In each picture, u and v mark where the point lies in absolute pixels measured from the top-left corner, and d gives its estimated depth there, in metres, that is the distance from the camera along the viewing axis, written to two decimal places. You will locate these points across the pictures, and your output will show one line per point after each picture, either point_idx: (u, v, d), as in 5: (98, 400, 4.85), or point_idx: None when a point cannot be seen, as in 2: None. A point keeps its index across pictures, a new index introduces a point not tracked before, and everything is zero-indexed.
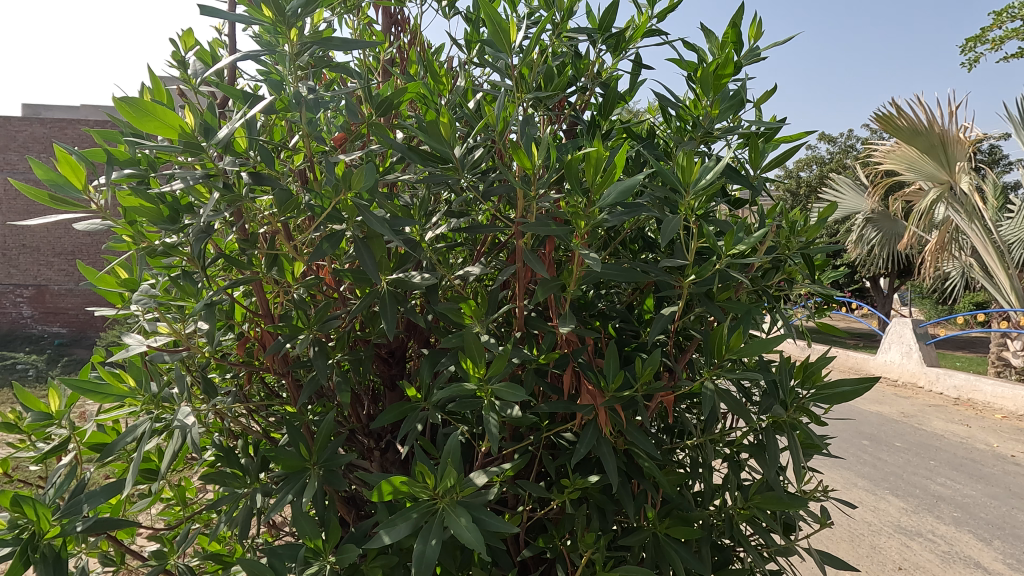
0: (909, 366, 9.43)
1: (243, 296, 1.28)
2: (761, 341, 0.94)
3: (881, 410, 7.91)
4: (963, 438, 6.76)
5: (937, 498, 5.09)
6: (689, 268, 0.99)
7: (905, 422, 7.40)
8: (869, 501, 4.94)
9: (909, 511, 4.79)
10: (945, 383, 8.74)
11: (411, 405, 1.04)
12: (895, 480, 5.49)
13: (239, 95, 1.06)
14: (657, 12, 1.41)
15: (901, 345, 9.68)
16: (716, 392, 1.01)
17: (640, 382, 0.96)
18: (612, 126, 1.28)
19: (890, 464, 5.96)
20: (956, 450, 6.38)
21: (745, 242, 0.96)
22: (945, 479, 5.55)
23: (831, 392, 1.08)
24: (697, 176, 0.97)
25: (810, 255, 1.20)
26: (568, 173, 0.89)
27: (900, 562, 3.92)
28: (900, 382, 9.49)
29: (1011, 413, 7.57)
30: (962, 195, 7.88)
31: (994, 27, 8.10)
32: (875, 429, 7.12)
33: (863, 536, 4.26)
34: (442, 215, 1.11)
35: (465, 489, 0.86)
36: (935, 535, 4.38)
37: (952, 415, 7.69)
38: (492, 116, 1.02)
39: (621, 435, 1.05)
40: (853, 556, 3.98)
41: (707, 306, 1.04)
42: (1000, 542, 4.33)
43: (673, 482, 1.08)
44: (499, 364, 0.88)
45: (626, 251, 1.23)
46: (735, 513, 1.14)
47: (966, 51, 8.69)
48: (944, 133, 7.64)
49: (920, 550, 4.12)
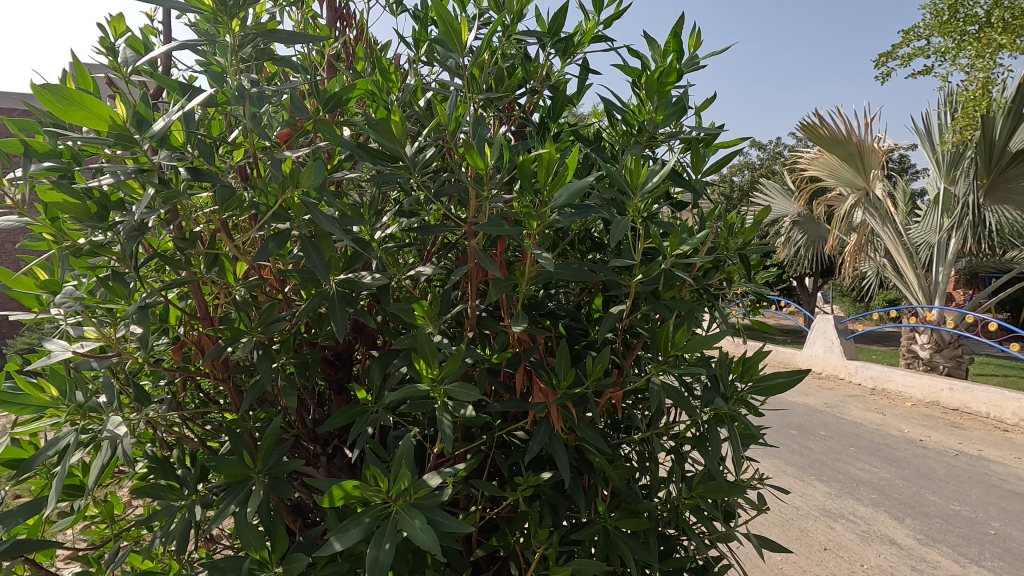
0: (832, 359, 10.14)
1: (179, 297, 1.21)
2: (704, 338, 0.98)
3: (808, 401, 8.47)
4: (879, 425, 7.32)
5: (858, 482, 5.48)
6: (637, 268, 1.01)
7: (828, 412, 7.95)
8: (798, 487, 5.28)
9: (832, 495, 5.15)
10: (863, 374, 9.47)
11: (360, 408, 1.02)
12: (820, 466, 5.88)
13: (175, 86, 1.01)
14: (604, 19, 1.43)
15: (824, 340, 10.43)
16: (662, 387, 1.04)
17: (591, 379, 0.98)
18: (560, 129, 1.30)
19: (816, 451, 6.37)
20: (873, 437, 6.91)
21: (690, 242, 1.00)
22: (865, 464, 5.98)
23: (766, 384, 1.13)
24: (644, 178, 1.00)
25: (746, 255, 1.26)
26: (520, 173, 0.89)
27: (826, 542, 4.23)
28: (824, 374, 10.20)
29: (919, 401, 8.30)
30: (876, 201, 8.57)
31: (903, 44, 8.68)
32: (803, 419, 7.60)
33: (793, 520, 4.56)
34: (392, 214, 1.09)
35: (419, 490, 0.85)
36: (855, 516, 4.72)
37: (869, 404, 8.34)
38: (444, 115, 1.00)
39: (572, 430, 1.06)
40: (785, 538, 4.25)
41: (653, 304, 1.07)
42: (911, 519, 4.72)
43: (622, 475, 1.10)
44: (454, 364, 0.87)
45: (575, 251, 1.26)
46: (680, 503, 1.17)
47: (879, 66, 9.25)
48: (861, 143, 8.45)
49: (843, 530, 4.44)
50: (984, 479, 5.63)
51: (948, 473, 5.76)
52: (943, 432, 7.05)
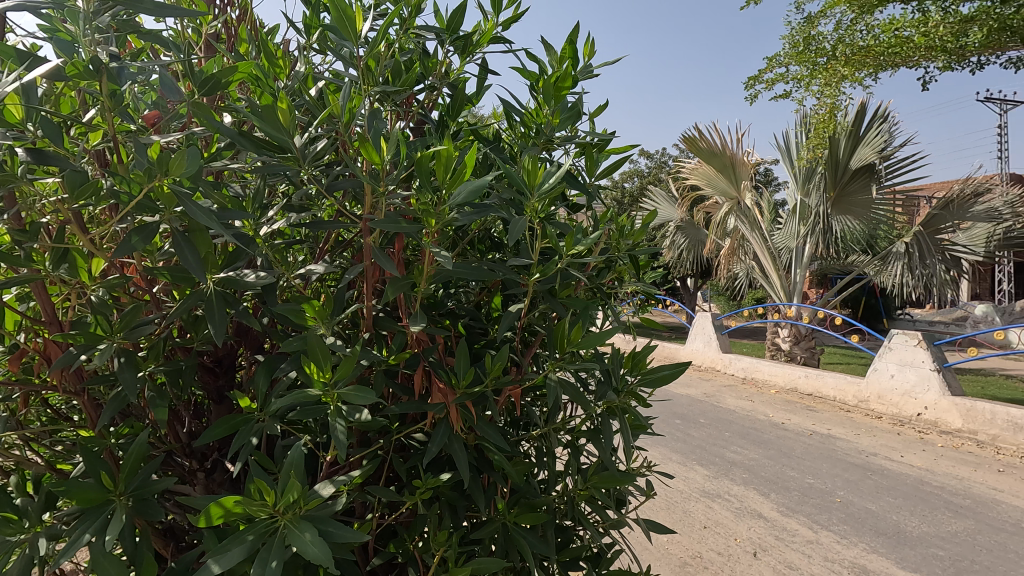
0: (709, 353, 11.11)
1: (18, 299, 1.06)
2: (597, 334, 1.02)
3: (690, 392, 9.23)
4: (749, 411, 8.14)
5: (732, 463, 6.05)
6: (534, 267, 1.04)
7: (707, 401, 8.72)
8: (681, 471, 5.74)
9: (711, 477, 5.65)
10: (735, 366, 10.46)
11: (243, 417, 0.94)
12: (700, 451, 6.43)
13: (11, 54, 0.87)
14: (503, 21, 1.45)
15: (704, 335, 11.40)
16: (559, 383, 1.07)
17: (491, 377, 0.98)
18: (460, 128, 1.29)
19: (697, 438, 6.95)
20: (744, 422, 7.68)
21: (583, 242, 1.03)
22: (737, 447, 6.62)
23: (652, 376, 1.20)
24: (541, 179, 1.02)
25: (636, 256, 1.33)
26: (418, 170, 0.86)
27: (705, 521, 4.64)
28: (703, 366, 11.16)
29: (781, 388, 9.34)
30: (746, 209, 9.53)
31: (767, 70, 9.67)
32: (685, 409, 8.26)
33: (677, 503, 4.95)
34: (279, 209, 1.02)
35: (309, 502, 0.80)
36: (730, 494, 5.22)
37: (741, 393, 9.26)
38: (337, 106, 0.95)
39: (472, 430, 1.05)
40: (669, 521, 4.62)
41: (550, 302, 1.09)
42: (774, 493, 5.30)
43: (521, 471, 1.11)
44: (348, 367, 0.83)
45: (475, 250, 1.26)
46: (576, 495, 1.22)
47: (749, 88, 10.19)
48: (733, 157, 9.34)
49: (720, 509, 4.89)
50: (832, 454, 6.45)
51: (804, 451, 6.54)
52: (800, 415, 7.99)
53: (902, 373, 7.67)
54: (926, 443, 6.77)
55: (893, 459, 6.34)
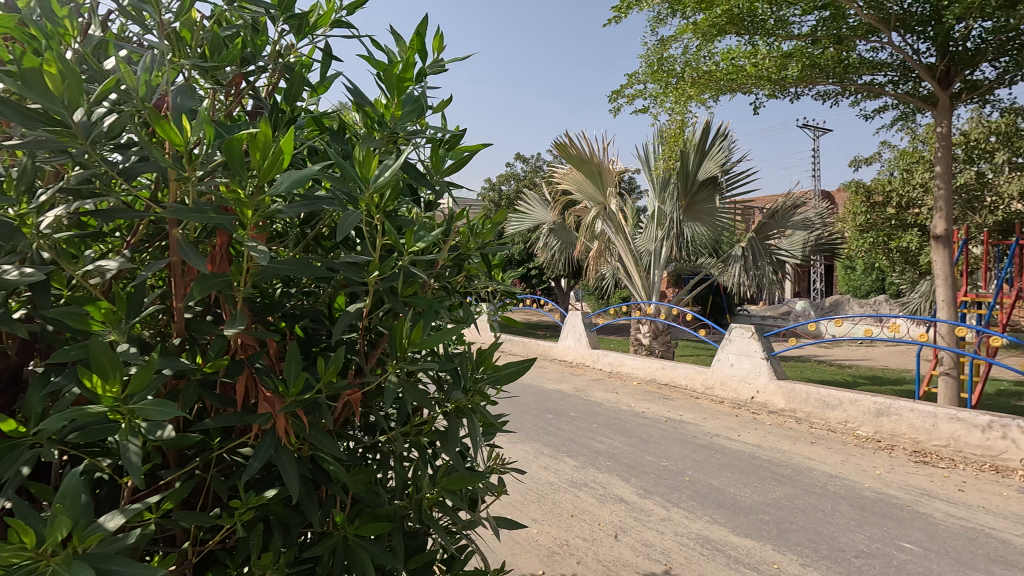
0: (580, 349, 11.78)
1: None
2: (440, 332, 1.00)
3: (562, 388, 9.76)
4: (614, 404, 8.76)
5: (597, 453, 6.48)
6: (373, 265, 0.99)
7: (577, 396, 9.29)
8: (551, 465, 6.08)
9: (579, 467, 5.99)
10: (603, 360, 11.14)
11: (11, 443, 0.80)
12: (569, 443, 6.82)
13: None
14: (346, 5, 1.38)
15: (575, 333, 12.05)
16: (399, 382, 1.04)
17: (323, 382, 0.91)
18: (299, 114, 1.20)
19: (567, 431, 7.37)
20: (609, 413, 8.24)
21: (425, 238, 1.00)
22: (603, 436, 7.11)
23: (500, 372, 1.21)
24: (376, 171, 0.97)
25: (486, 255, 1.32)
26: (227, 154, 0.77)
27: (572, 510, 4.93)
28: (574, 363, 11.82)
29: (642, 379, 10.19)
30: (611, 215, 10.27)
31: (628, 86, 10.34)
32: (558, 404, 8.73)
33: (547, 495, 5.24)
34: (60, 191, 0.87)
35: (87, 539, 0.69)
36: (594, 482, 5.60)
37: (608, 386, 9.98)
38: (129, 75, 0.84)
39: (307, 440, 0.97)
40: (539, 513, 4.89)
41: (392, 300, 1.04)
42: (633, 477, 5.74)
43: (362, 480, 1.06)
44: (140, 378, 0.73)
45: (320, 248, 1.17)
46: (424, 500, 1.18)
47: (613, 101, 10.80)
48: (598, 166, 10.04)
49: (585, 497, 5.24)
50: (683, 437, 7.15)
51: (660, 436, 7.17)
52: (657, 404, 8.74)
53: (740, 361, 8.69)
54: (758, 423, 7.75)
55: (732, 438, 7.17)
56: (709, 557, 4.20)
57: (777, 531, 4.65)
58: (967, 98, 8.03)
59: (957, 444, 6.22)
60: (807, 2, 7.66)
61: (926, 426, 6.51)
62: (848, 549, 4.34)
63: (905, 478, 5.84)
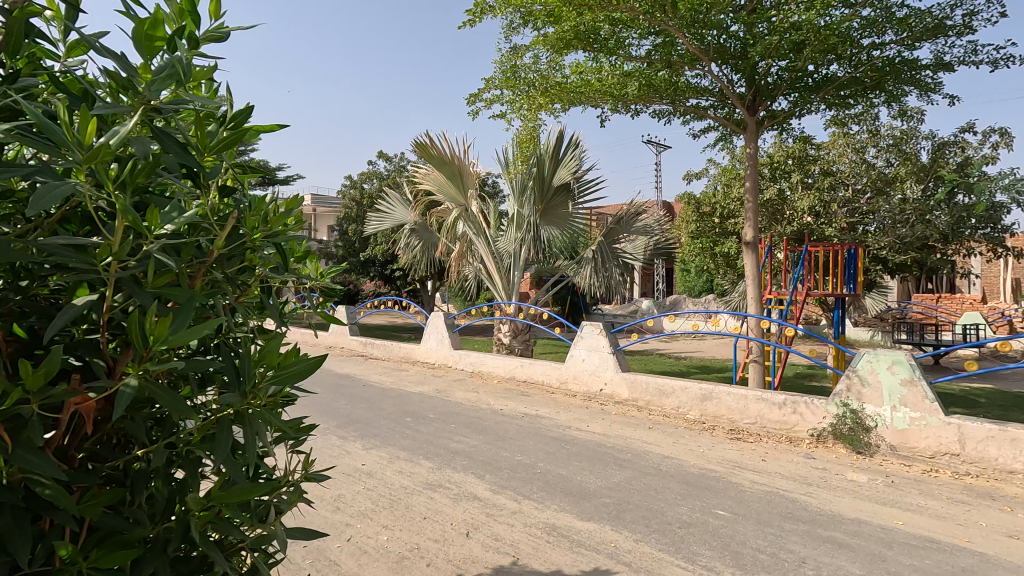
0: (442, 351, 11.74)
1: None
2: (192, 328, 0.95)
3: (422, 391, 9.66)
4: (474, 403, 8.87)
5: (454, 452, 6.49)
6: (104, 247, 1.02)
7: (437, 397, 9.25)
8: (406, 468, 5.96)
9: (434, 469, 5.96)
10: (464, 361, 11.25)
11: None
12: (427, 445, 6.76)
13: None
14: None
15: (437, 334, 11.97)
16: (139, 388, 0.99)
17: (27, 391, 0.94)
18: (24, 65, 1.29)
19: (424, 432, 7.30)
20: (468, 413, 8.32)
21: (167, 216, 1.06)
22: (460, 436, 7.15)
23: (288, 372, 1.13)
24: (90, 134, 1.03)
25: (279, 243, 1.30)
26: None
27: (424, 512, 4.88)
28: (436, 364, 11.77)
29: (502, 378, 10.46)
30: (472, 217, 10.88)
31: (486, 90, 10.51)
32: (417, 407, 8.63)
33: (400, 500, 5.13)
34: None
35: None
36: (449, 482, 5.59)
37: (468, 386, 10.10)
38: None
39: (17, 467, 0.99)
40: (390, 519, 4.75)
41: (134, 293, 1.05)
42: (488, 474, 5.84)
43: (94, 507, 1.07)
44: None
45: (66, 229, 1.15)
46: (196, 517, 1.13)
47: (471, 104, 10.90)
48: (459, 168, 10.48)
49: (438, 497, 5.20)
50: (537, 431, 7.45)
51: (515, 432, 7.38)
52: (515, 402, 9.01)
53: (590, 356, 9.26)
54: (605, 413, 8.34)
55: (581, 429, 7.62)
56: (554, 543, 4.40)
57: (616, 511, 5.02)
58: (768, 125, 9.40)
59: (762, 420, 7.24)
60: (642, 28, 8.47)
61: (739, 406, 7.48)
62: (674, 521, 4.82)
63: (722, 453, 6.65)
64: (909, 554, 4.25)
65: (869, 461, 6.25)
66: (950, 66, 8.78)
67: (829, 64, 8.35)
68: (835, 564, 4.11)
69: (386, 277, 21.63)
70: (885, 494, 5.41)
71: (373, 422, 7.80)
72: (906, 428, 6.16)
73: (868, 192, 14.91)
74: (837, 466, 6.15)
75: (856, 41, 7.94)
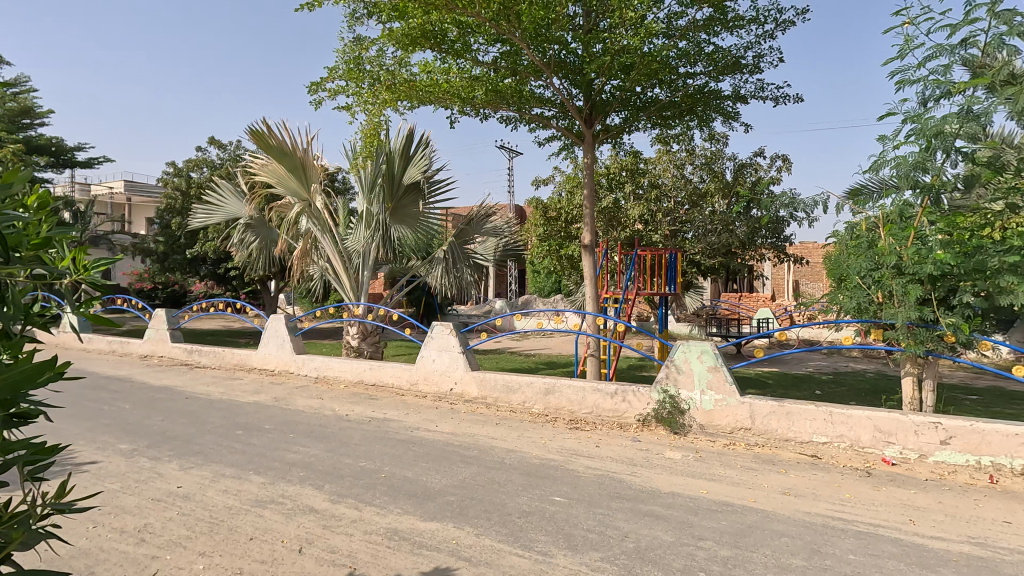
0: (282, 356, 10.87)
1: None
2: None
3: (258, 400, 8.87)
4: (316, 410, 8.35)
5: (290, 464, 6.05)
6: None
7: (275, 407, 8.55)
8: (233, 486, 5.41)
9: (266, 484, 5.48)
10: (307, 366, 10.54)
11: None
12: (259, 459, 6.19)
13: None
14: None
15: (276, 339, 11.06)
16: None
17: None
18: None
19: (257, 445, 6.69)
20: (309, 421, 7.81)
21: None
22: (299, 446, 6.68)
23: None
24: None
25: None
26: None
27: (251, 533, 4.46)
28: (276, 371, 10.88)
29: (349, 382, 10.01)
30: (317, 211, 10.72)
31: (329, 81, 10.00)
32: (250, 418, 7.89)
33: (222, 522, 4.63)
34: None
35: None
36: (282, 497, 5.18)
37: (311, 393, 9.51)
38: None
39: None
40: (209, 545, 4.26)
41: None
42: (328, 484, 5.53)
43: None
44: None
45: None
46: None
47: (313, 93, 10.30)
48: (302, 158, 10.40)
49: (269, 514, 4.79)
50: (384, 435, 7.24)
51: (360, 437, 7.09)
52: (362, 406, 8.67)
53: (440, 357, 9.22)
54: (454, 413, 8.39)
55: (430, 429, 7.57)
56: (394, 547, 4.30)
57: (459, 508, 5.06)
58: (603, 138, 10.24)
59: (597, 410, 7.84)
60: (488, 34, 8.70)
61: (578, 398, 8.01)
62: (514, 512, 5.00)
63: (562, 443, 7.06)
64: (710, 518, 4.90)
65: (683, 440, 7.08)
66: (745, 99, 10.33)
67: (652, 87, 9.33)
68: (652, 533, 4.59)
69: (219, 277, 19.49)
70: (695, 467, 6.18)
71: (194, 438, 6.94)
72: (712, 408, 7.09)
73: (686, 204, 16.98)
74: (658, 446, 6.87)
75: (674, 68, 8.98)
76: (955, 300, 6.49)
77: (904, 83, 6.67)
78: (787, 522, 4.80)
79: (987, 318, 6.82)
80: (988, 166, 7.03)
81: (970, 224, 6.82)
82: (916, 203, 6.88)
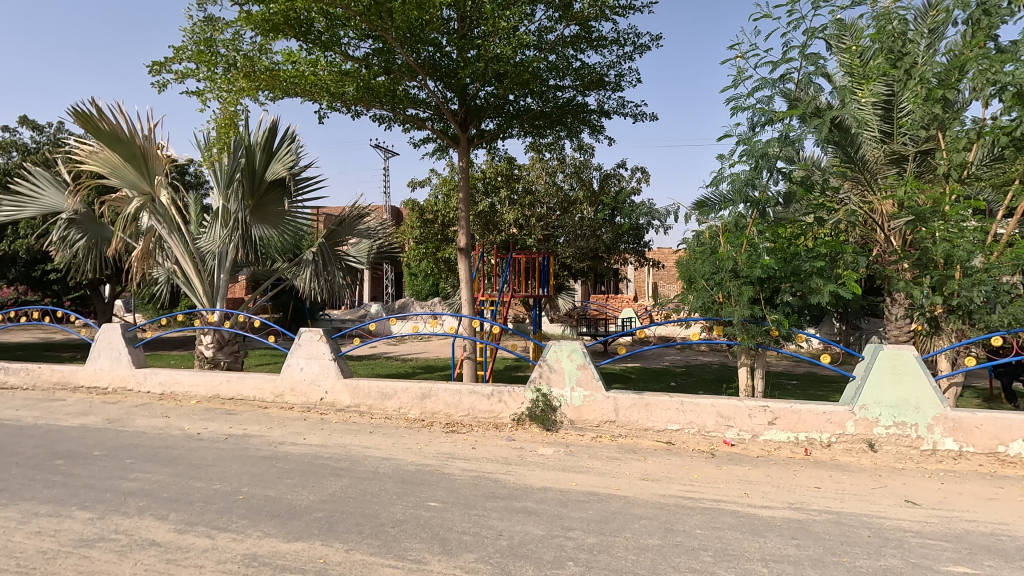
0: (118, 371, 9.48)
1: None
2: None
3: (85, 424, 7.66)
4: (161, 430, 7.43)
5: (126, 494, 5.30)
6: None
7: (108, 430, 7.45)
8: (50, 526, 4.61)
9: (94, 520, 4.75)
10: (151, 381, 9.32)
11: None
12: (85, 491, 5.36)
13: None
14: None
15: (110, 351, 9.62)
16: None
17: None
18: None
19: (83, 476, 5.78)
20: (151, 443, 6.92)
21: None
22: (138, 472, 5.89)
23: None
24: None
25: None
26: None
27: None
28: (110, 388, 9.48)
29: (202, 398, 9.05)
30: (162, 207, 9.61)
31: (175, 62, 9.01)
32: (74, 445, 6.78)
33: (33, 571, 3.92)
34: None
35: None
36: (116, 532, 4.52)
37: (155, 412, 8.43)
38: None
39: None
40: None
41: None
42: (174, 512, 4.93)
43: None
44: None
45: None
46: None
47: (154, 74, 9.24)
48: (143, 147, 9.26)
49: (99, 554, 4.16)
50: (243, 452, 6.64)
51: (214, 458, 6.42)
52: (217, 423, 7.86)
53: (308, 365, 8.65)
54: (324, 423, 7.94)
55: (296, 443, 7.09)
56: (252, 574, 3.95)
57: (328, 524, 4.80)
58: (478, 143, 10.35)
59: (473, 411, 7.90)
60: (359, 30, 8.45)
61: (454, 401, 8.00)
62: (387, 522, 4.85)
63: (438, 447, 7.01)
64: (578, 508, 5.16)
65: (555, 436, 7.38)
66: (609, 114, 11.11)
67: (524, 96, 9.68)
68: (524, 529, 4.71)
69: (33, 281, 16.58)
70: (565, 462, 6.47)
71: None
72: (581, 404, 7.48)
73: (558, 210, 17.79)
74: (531, 444, 7.09)
75: (544, 80, 9.38)
76: (778, 299, 7.59)
77: (738, 108, 7.58)
78: (646, 506, 5.21)
79: (801, 315, 8.00)
80: (802, 185, 8.24)
81: (789, 234, 7.94)
82: (747, 215, 7.86)
